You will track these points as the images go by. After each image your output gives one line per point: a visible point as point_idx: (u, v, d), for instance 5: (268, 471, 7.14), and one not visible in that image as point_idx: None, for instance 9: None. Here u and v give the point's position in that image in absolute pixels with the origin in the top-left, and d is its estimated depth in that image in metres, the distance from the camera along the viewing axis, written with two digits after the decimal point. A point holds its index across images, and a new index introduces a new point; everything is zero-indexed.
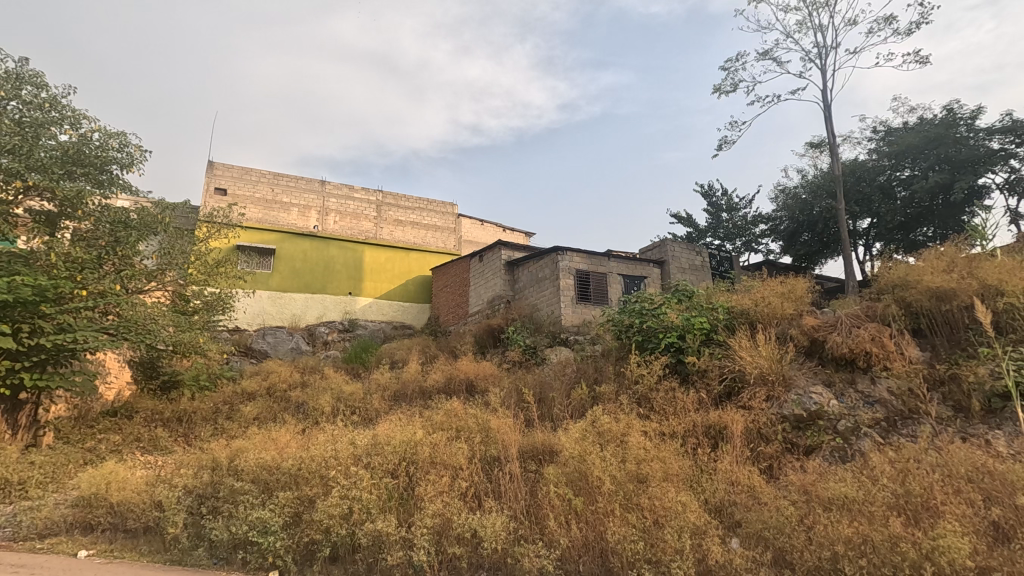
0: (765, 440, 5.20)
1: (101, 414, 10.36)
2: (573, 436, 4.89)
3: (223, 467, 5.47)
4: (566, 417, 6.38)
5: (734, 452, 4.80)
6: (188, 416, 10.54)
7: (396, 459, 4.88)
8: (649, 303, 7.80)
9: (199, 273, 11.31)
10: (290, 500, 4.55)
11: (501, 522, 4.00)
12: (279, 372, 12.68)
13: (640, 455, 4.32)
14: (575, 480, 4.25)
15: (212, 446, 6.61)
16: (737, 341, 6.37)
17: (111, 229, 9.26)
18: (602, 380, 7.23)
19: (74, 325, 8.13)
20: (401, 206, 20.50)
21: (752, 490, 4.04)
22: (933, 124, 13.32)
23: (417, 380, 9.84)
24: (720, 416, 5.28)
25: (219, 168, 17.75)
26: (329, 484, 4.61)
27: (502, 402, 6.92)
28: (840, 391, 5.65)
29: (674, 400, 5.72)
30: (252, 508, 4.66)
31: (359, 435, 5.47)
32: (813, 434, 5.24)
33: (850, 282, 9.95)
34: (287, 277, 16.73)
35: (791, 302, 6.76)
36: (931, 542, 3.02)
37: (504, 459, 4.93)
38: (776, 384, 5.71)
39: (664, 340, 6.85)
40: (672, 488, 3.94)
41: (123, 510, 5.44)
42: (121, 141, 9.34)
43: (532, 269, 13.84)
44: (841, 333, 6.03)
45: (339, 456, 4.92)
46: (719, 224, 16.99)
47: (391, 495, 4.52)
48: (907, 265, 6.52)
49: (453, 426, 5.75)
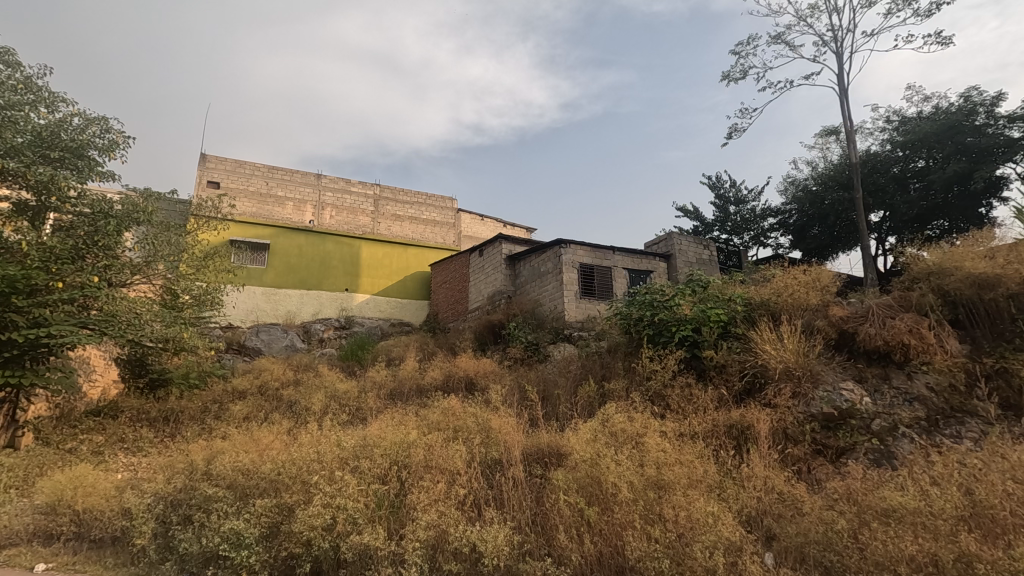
0: (792, 441, 4.75)
1: (85, 413, 9.88)
2: (583, 437, 4.41)
3: (199, 471, 5.00)
4: (573, 416, 5.88)
5: (763, 455, 4.32)
6: (175, 415, 10.08)
7: (387, 462, 4.39)
8: (660, 294, 7.28)
9: (188, 266, 10.83)
10: (267, 509, 4.05)
11: (503, 535, 3.52)
12: (272, 370, 12.20)
13: (660, 459, 3.85)
14: (586, 486, 3.77)
15: (192, 447, 6.15)
16: (759, 333, 5.88)
17: (91, 219, 8.79)
18: (611, 377, 6.77)
19: (50, 319, 7.79)
20: (399, 200, 19.99)
21: (791, 498, 3.57)
22: (949, 112, 12.85)
23: (414, 378, 9.36)
24: (744, 415, 4.81)
25: (211, 161, 17.30)
26: (311, 490, 4.12)
27: (503, 400, 6.44)
28: (874, 388, 5.19)
29: (691, 398, 5.27)
30: (225, 516, 4.16)
31: (347, 435, 5.00)
32: (846, 435, 4.77)
33: (871, 274, 9.41)
34: (281, 272, 16.25)
35: (817, 292, 6.28)
36: (1014, 565, 2.53)
37: (507, 462, 4.45)
38: (804, 380, 5.25)
39: (678, 333, 6.37)
40: (699, 497, 3.47)
41: (91, 517, 4.98)
42: (102, 126, 8.90)
43: (534, 263, 13.36)
44: (873, 324, 5.55)
45: (323, 458, 4.44)
46: (726, 217, 16.51)
47: (380, 503, 4.04)
48: (944, 251, 6.02)
49: (451, 425, 5.29)
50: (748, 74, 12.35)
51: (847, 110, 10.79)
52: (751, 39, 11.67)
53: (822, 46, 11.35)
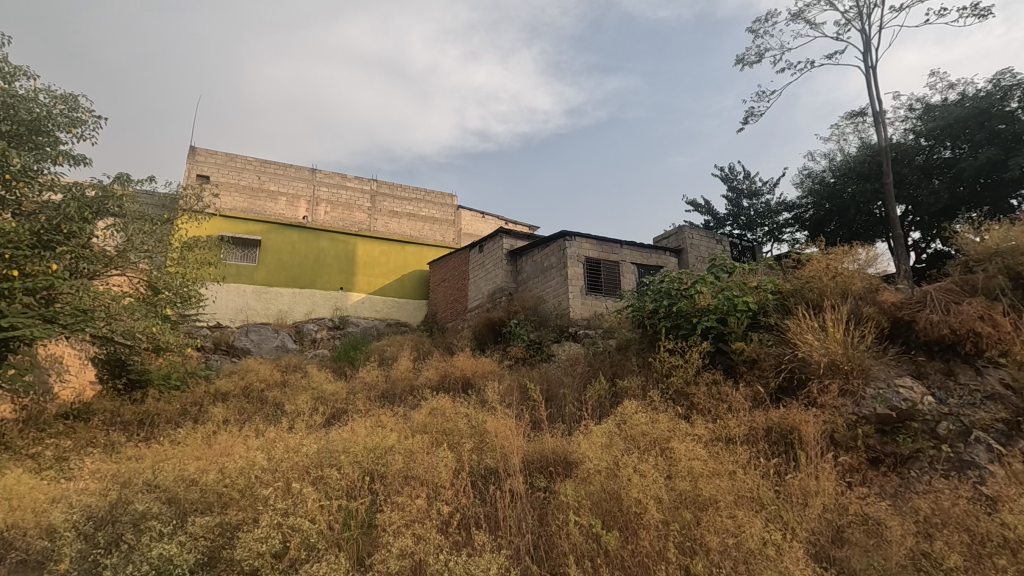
0: (842, 448, 3.98)
1: (55, 416, 9.08)
2: (594, 440, 3.64)
3: (142, 481, 4.21)
4: (580, 418, 5.11)
5: (816, 465, 3.53)
6: (151, 418, 9.24)
7: (357, 471, 3.65)
8: (678, 283, 6.50)
9: (175, 265, 10.28)
10: (207, 529, 3.23)
11: (497, 567, 2.73)
12: (258, 371, 11.44)
13: (695, 468, 3.09)
14: (601, 505, 3.02)
15: (148, 453, 5.37)
16: (796, 323, 5.12)
17: (65, 208, 8.05)
18: (623, 374, 6.00)
19: (6, 312, 7.01)
20: (397, 196, 19.29)
21: (871, 522, 2.80)
22: (978, 98, 12.10)
23: (408, 379, 8.59)
24: (786, 417, 4.05)
25: (201, 154, 16.68)
26: (262, 507, 3.33)
27: (502, 400, 5.69)
28: (936, 385, 4.43)
29: (721, 397, 4.50)
30: (157, 539, 3.31)
31: (317, 438, 4.23)
32: (907, 440, 4.00)
33: (904, 264, 8.59)
34: (273, 270, 15.50)
35: (860, 276, 5.51)
36: None
37: (504, 473, 3.71)
38: (852, 376, 4.47)
39: (700, 324, 5.61)
40: (751, 518, 2.71)
41: (14, 535, 4.17)
42: (70, 105, 8.43)
43: (536, 258, 12.61)
44: (933, 310, 4.77)
45: (282, 467, 3.69)
46: (739, 211, 15.74)
47: (348, 522, 3.27)
48: (1010, 229, 5.23)
49: (438, 428, 4.53)
50: (764, 57, 11.62)
51: (873, 89, 10.05)
52: (768, 17, 10.93)
53: (845, 24, 10.62)
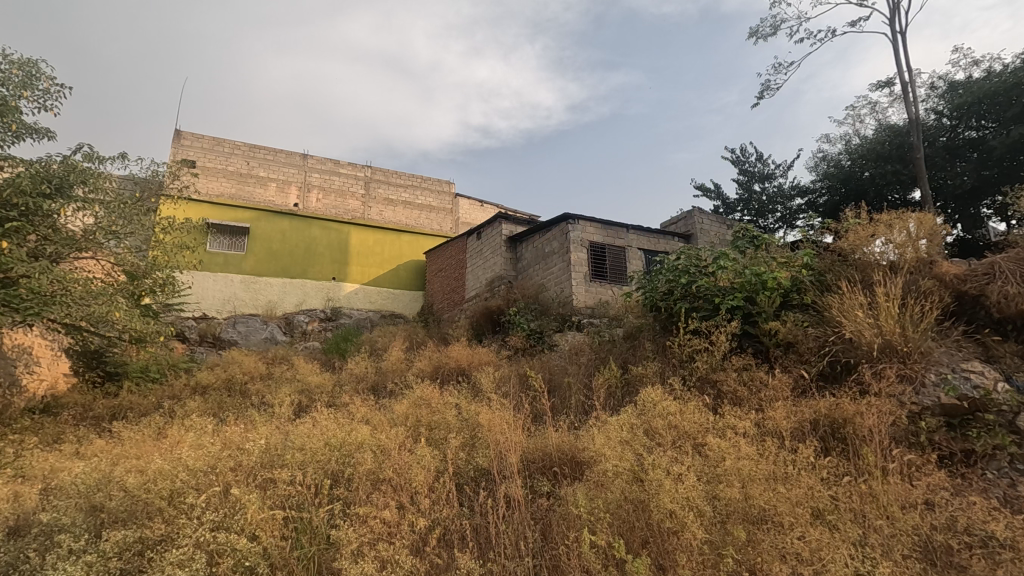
0: (907, 443, 3.29)
1: (21, 410, 8.37)
2: (610, 436, 2.96)
3: (67, 485, 3.50)
4: (589, 410, 4.45)
5: (884, 466, 2.85)
6: (124, 412, 8.50)
7: (318, 475, 2.96)
8: (696, 259, 5.81)
9: (161, 254, 9.63)
10: (122, 546, 2.54)
11: None
12: (242, 362, 10.74)
13: (747, 471, 2.40)
14: (625, 519, 2.34)
15: (94, 450, 4.67)
16: (839, 300, 4.44)
17: (29, 183, 7.32)
18: (635, 361, 5.32)
19: None
20: (391, 183, 18.56)
21: (990, 548, 2.13)
22: (1007, 72, 11.36)
23: (399, 369, 7.89)
24: (839, 405, 3.35)
25: (187, 138, 16.00)
26: (194, 517, 2.64)
27: (499, 391, 5.00)
28: (1011, 370, 3.73)
29: (756, 384, 3.82)
30: (62, 558, 2.59)
31: (276, 434, 3.54)
32: (982, 434, 3.32)
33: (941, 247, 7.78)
34: (261, 258, 14.79)
35: (910, 248, 4.79)
36: None
37: (499, 475, 3.02)
38: (911, 359, 3.78)
39: (725, 304, 4.93)
40: (829, 538, 2.04)
41: None
42: (30, 72, 7.72)
43: (537, 243, 11.92)
44: (1006, 282, 4.07)
45: (224, 470, 3.01)
46: (749, 197, 15.05)
47: (302, 538, 2.58)
48: None
49: (423, 421, 3.86)
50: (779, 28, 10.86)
51: (901, 57, 9.30)
52: None
53: None
